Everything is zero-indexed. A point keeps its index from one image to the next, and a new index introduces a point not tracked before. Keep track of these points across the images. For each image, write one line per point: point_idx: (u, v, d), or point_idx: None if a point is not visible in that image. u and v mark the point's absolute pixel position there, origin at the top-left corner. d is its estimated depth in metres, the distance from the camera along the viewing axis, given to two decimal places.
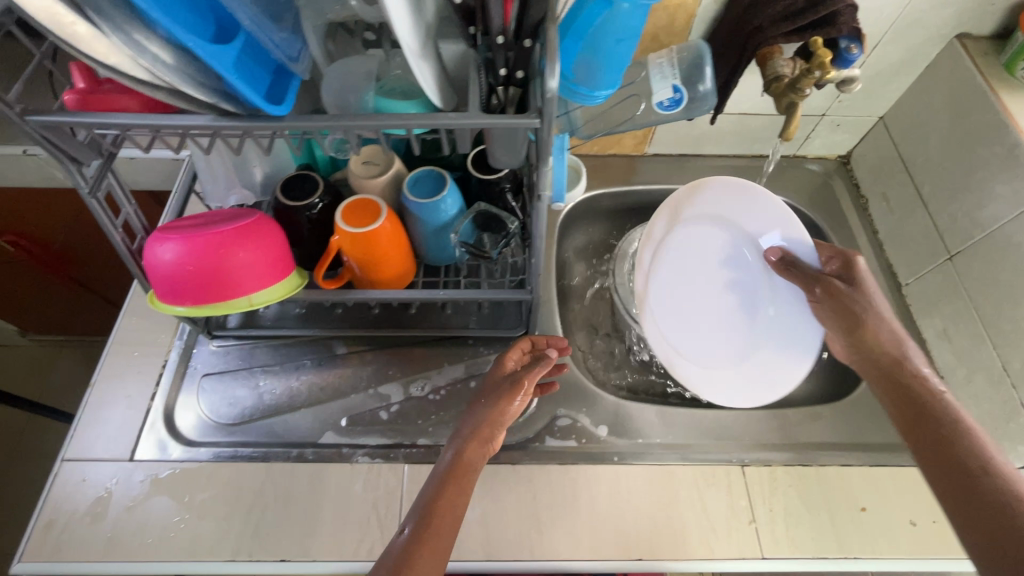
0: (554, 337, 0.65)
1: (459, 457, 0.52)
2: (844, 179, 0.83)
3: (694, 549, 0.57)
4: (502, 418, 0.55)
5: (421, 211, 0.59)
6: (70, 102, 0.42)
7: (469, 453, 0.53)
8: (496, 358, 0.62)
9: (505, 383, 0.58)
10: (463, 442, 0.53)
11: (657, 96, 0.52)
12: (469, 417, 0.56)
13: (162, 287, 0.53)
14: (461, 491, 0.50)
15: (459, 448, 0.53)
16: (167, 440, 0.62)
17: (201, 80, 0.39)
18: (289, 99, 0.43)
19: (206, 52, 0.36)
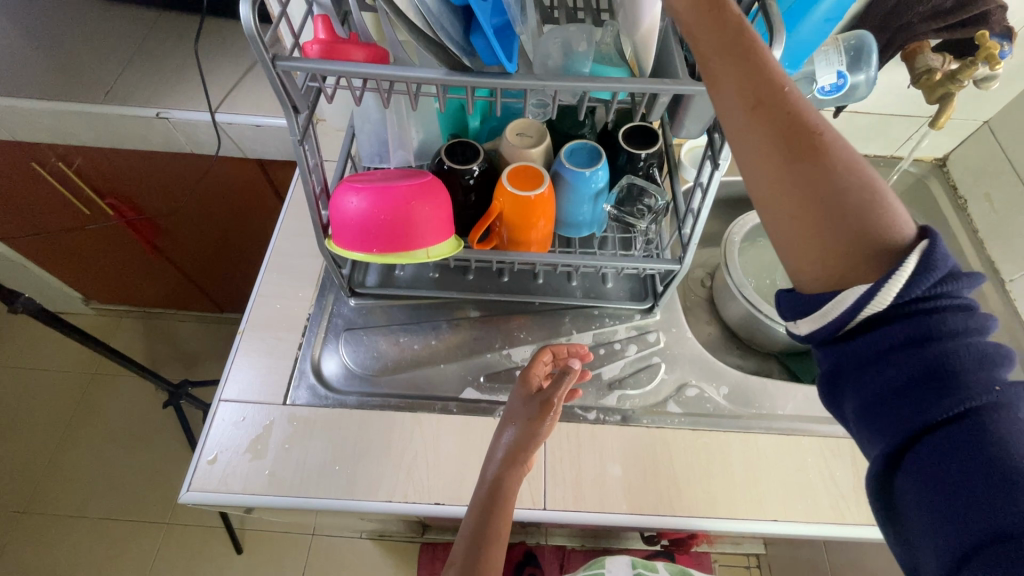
0: (573, 345, 0.66)
1: (498, 482, 0.54)
2: (940, 180, 0.88)
3: (828, 514, 0.59)
4: (535, 438, 0.57)
5: (576, 181, 0.63)
6: (313, 51, 0.46)
7: (509, 477, 0.55)
8: (521, 375, 0.62)
9: (531, 405, 0.59)
10: (501, 466, 0.56)
11: (822, 81, 0.56)
12: (499, 441, 0.58)
13: (344, 236, 0.57)
14: (505, 512, 0.53)
15: (500, 469, 0.55)
16: (316, 386, 0.65)
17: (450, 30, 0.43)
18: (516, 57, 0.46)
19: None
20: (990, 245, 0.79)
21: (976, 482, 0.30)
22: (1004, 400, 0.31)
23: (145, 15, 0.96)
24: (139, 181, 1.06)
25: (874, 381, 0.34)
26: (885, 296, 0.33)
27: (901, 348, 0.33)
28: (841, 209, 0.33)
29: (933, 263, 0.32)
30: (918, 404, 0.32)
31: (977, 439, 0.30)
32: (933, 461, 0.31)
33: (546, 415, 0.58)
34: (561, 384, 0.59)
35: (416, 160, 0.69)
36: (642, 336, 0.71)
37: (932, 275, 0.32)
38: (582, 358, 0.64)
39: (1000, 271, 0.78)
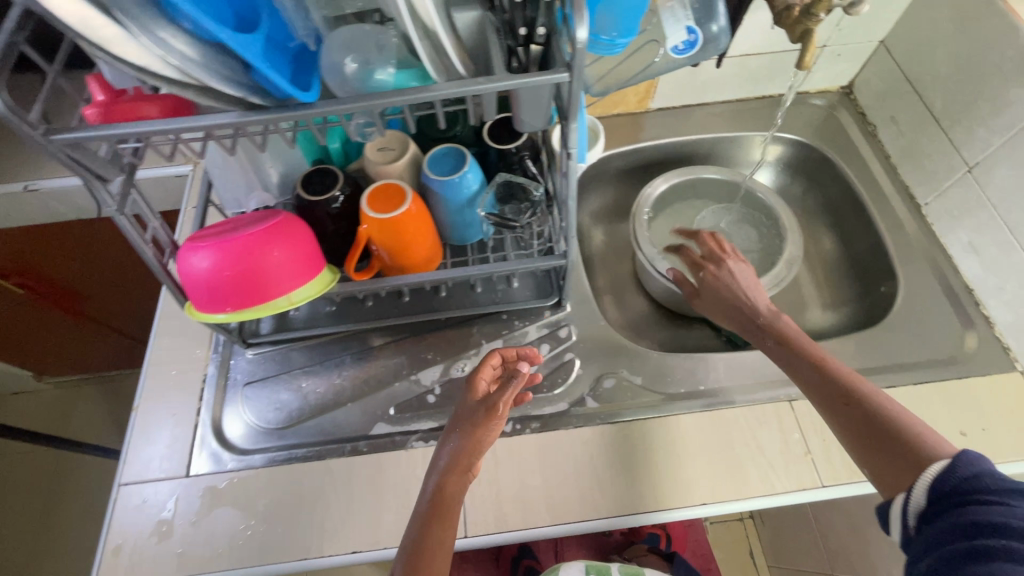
0: (525, 349, 0.62)
1: (440, 492, 0.51)
2: (849, 109, 0.84)
3: (756, 486, 0.57)
4: (480, 447, 0.53)
5: (444, 189, 0.59)
6: (93, 116, 0.42)
7: (450, 486, 0.51)
8: (466, 381, 0.58)
9: (478, 411, 0.55)
10: (443, 475, 0.52)
11: (672, 40, 0.51)
12: (442, 449, 0.54)
13: (195, 297, 0.52)
14: (446, 526, 0.49)
15: (442, 478, 0.52)
16: (220, 451, 0.62)
17: (228, 74, 0.38)
18: (315, 85, 0.41)
19: (235, 42, 0.35)
20: (902, 171, 0.76)
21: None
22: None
23: None
24: (38, 255, 1.01)
25: (934, 511, 0.41)
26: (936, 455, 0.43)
27: (928, 518, 0.41)
28: (872, 432, 0.48)
29: (949, 465, 0.42)
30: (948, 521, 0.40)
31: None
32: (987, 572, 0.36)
33: (493, 420, 0.54)
34: (510, 387, 0.56)
35: (281, 196, 0.64)
36: (555, 334, 0.68)
37: (971, 466, 0.41)
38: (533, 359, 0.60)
39: (916, 196, 0.75)
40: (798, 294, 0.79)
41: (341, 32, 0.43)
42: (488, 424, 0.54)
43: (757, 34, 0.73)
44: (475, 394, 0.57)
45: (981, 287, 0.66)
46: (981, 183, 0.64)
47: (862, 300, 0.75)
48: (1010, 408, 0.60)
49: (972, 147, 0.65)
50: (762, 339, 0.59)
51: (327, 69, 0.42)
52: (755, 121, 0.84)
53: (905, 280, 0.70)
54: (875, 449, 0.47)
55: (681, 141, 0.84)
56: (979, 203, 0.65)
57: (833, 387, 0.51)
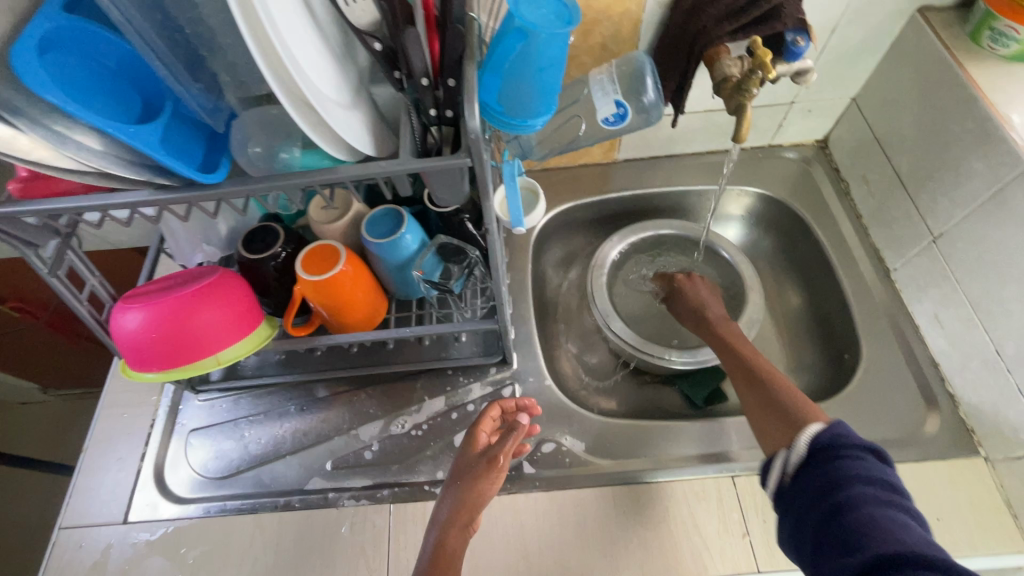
0: (522, 400, 0.63)
1: (440, 547, 0.51)
2: (824, 164, 0.81)
3: (688, 569, 0.55)
4: (480, 501, 0.54)
5: (381, 251, 0.58)
6: (14, 191, 0.43)
7: (451, 541, 0.51)
8: (466, 433, 0.60)
9: (477, 465, 0.56)
10: (442, 529, 0.53)
11: (602, 113, 0.50)
12: (441, 504, 0.54)
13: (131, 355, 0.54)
14: None
15: (440, 535, 0.52)
16: (158, 499, 0.63)
17: (130, 160, 0.40)
18: (223, 166, 0.43)
19: (130, 137, 0.36)
20: (873, 232, 0.74)
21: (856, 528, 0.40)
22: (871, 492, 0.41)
23: None
24: None
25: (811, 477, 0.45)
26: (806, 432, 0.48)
27: (803, 477, 0.45)
28: (775, 411, 0.53)
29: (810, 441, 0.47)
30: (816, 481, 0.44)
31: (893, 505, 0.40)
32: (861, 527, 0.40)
33: (490, 470, 0.55)
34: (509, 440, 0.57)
35: (229, 250, 0.66)
36: (498, 392, 0.67)
37: (832, 434, 0.46)
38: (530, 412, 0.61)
39: (886, 259, 0.72)
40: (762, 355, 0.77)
41: (255, 114, 0.45)
42: (488, 474, 0.55)
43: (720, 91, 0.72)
44: (475, 447, 0.59)
45: (947, 363, 0.63)
46: (945, 253, 0.62)
47: (827, 365, 0.72)
48: (969, 496, 0.56)
49: (936, 216, 0.62)
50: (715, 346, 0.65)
51: (238, 149, 0.44)
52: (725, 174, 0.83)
53: (868, 350, 0.67)
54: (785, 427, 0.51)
55: (647, 194, 0.83)
56: (944, 275, 0.62)
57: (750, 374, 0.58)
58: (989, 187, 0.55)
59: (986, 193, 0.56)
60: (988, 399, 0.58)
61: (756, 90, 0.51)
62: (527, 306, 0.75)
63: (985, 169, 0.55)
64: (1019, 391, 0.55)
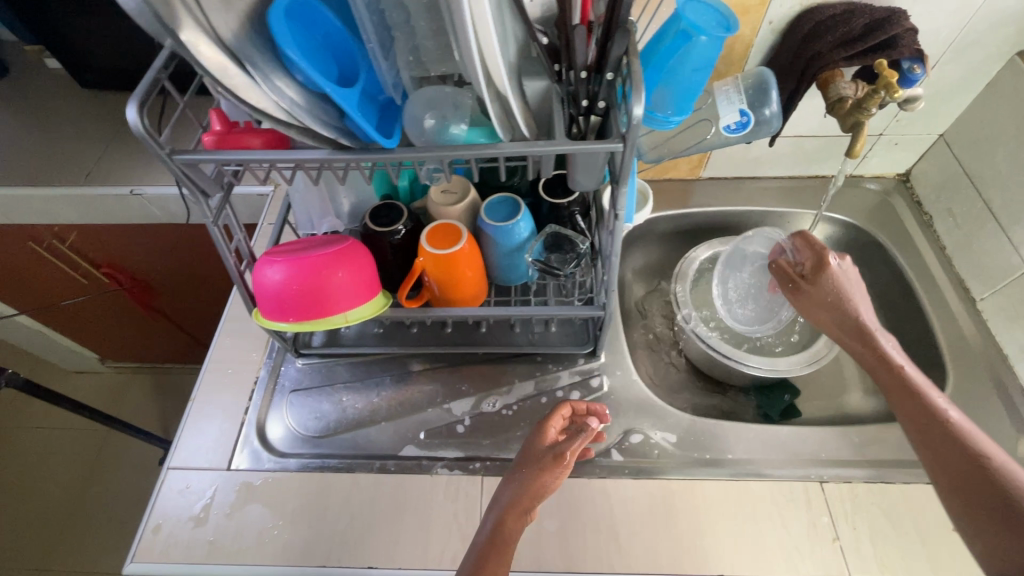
0: (596, 405, 0.63)
1: (498, 530, 0.51)
2: (905, 197, 0.84)
3: (778, 566, 0.56)
4: (543, 491, 0.53)
5: (497, 234, 0.63)
6: (208, 142, 0.49)
7: (509, 525, 0.52)
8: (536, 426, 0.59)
9: (545, 456, 0.56)
10: (501, 513, 0.52)
11: (725, 119, 0.54)
12: (504, 487, 0.54)
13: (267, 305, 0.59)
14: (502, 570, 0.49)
15: (499, 518, 0.52)
16: (260, 451, 0.66)
17: (325, 118, 0.44)
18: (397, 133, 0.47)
19: (338, 94, 0.41)
20: (957, 263, 0.76)
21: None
22: None
23: (124, 100, 1.04)
24: (129, 251, 1.12)
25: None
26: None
27: None
28: (977, 498, 0.45)
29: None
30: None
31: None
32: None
33: (557, 466, 0.55)
34: (580, 438, 0.56)
35: (349, 224, 0.71)
36: (586, 382, 0.70)
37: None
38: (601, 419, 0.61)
39: (972, 289, 0.74)
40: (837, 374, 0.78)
41: (425, 91, 0.49)
42: (553, 468, 0.54)
43: (814, 118, 0.76)
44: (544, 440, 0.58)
45: None
46: None
47: None
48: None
49: None
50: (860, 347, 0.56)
51: (409, 120, 0.48)
52: (807, 199, 0.86)
53: (955, 374, 0.68)
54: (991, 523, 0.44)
55: (730, 211, 0.86)
56: None
57: (941, 432, 0.48)
58: None
59: None
60: None
61: (876, 109, 0.56)
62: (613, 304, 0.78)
63: None
64: None
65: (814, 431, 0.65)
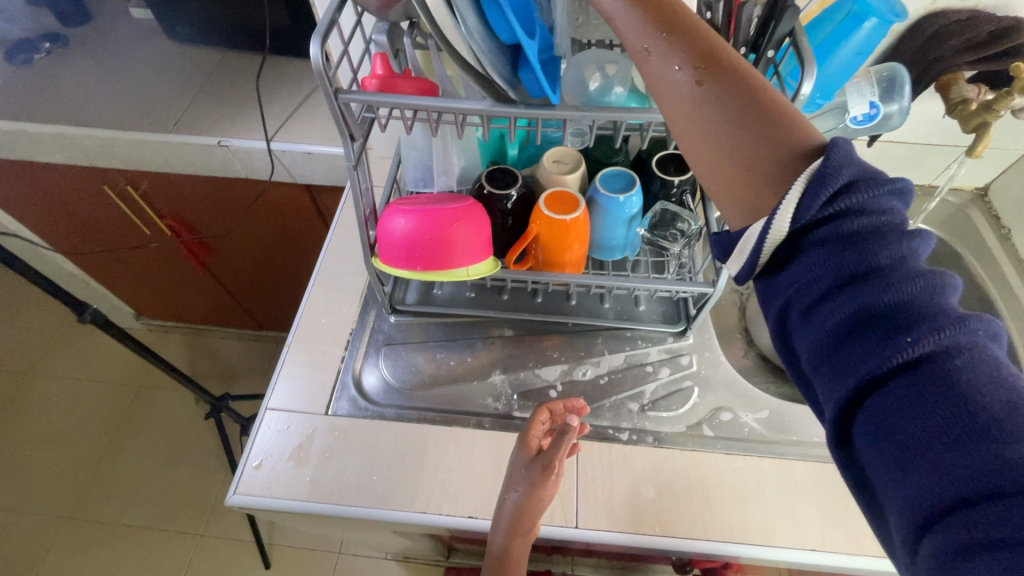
0: (570, 400, 0.63)
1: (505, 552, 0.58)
2: (982, 210, 0.86)
3: (869, 546, 0.58)
4: (537, 506, 0.57)
5: (609, 206, 0.65)
6: (371, 85, 0.51)
7: (514, 546, 0.57)
8: (519, 438, 0.61)
9: (533, 470, 0.58)
10: (507, 534, 0.57)
11: (854, 111, 0.57)
12: (503, 504, 0.57)
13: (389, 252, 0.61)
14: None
15: (506, 537, 0.57)
16: (357, 398, 0.68)
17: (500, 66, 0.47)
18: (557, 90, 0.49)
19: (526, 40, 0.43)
20: None
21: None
22: (920, 343, 0.27)
23: (210, 54, 1.05)
24: (197, 205, 1.13)
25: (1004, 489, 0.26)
26: (784, 224, 0.31)
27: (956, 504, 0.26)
28: None
29: (827, 178, 0.30)
30: (946, 430, 0.26)
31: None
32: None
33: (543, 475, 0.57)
34: (561, 444, 0.58)
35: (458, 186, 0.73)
36: (675, 359, 0.72)
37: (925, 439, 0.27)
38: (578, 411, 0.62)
39: None
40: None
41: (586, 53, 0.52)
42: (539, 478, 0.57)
43: (908, 124, 0.78)
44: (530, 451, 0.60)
45: None
46: None
47: None
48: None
49: None
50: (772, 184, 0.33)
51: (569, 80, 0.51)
52: None
53: None
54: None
55: None
56: None
57: None
58: None
59: None
60: None
61: (1006, 109, 0.58)
62: None
63: None
64: None
65: None
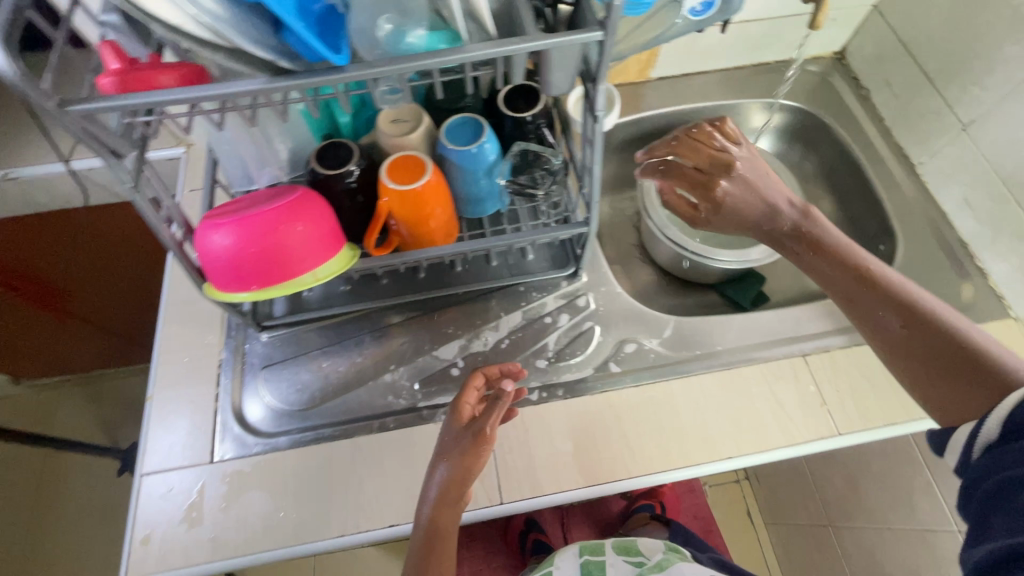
0: (506, 363, 0.59)
1: (432, 526, 0.52)
2: (842, 74, 0.85)
3: (778, 438, 0.60)
4: (469, 476, 0.53)
5: (462, 160, 0.58)
6: (110, 85, 0.40)
7: (442, 520, 0.52)
8: (451, 405, 0.57)
9: (465, 439, 0.54)
10: (434, 508, 0.52)
11: (690, 3, 0.53)
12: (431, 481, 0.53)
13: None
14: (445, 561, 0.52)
15: (434, 512, 0.52)
16: (244, 435, 0.61)
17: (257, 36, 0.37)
18: (346, 45, 0.40)
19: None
20: (895, 132, 0.79)
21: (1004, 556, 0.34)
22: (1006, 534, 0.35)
23: None
24: (16, 256, 0.95)
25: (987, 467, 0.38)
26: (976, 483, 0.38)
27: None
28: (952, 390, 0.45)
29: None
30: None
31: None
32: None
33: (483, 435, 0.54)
34: (495, 409, 0.55)
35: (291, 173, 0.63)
36: (573, 303, 0.69)
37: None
38: (516, 376, 0.58)
39: (910, 155, 0.78)
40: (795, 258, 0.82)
41: None
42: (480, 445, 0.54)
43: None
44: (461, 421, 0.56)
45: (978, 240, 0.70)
46: (976, 140, 0.68)
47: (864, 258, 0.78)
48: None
49: (968, 106, 0.68)
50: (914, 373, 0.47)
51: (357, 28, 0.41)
52: (752, 89, 0.86)
53: (904, 237, 0.73)
54: (962, 380, 0.43)
55: (682, 111, 0.85)
56: (974, 159, 0.68)
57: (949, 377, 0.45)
58: None
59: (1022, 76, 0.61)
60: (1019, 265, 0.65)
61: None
62: None
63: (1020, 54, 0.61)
64: None
65: (791, 311, 0.68)
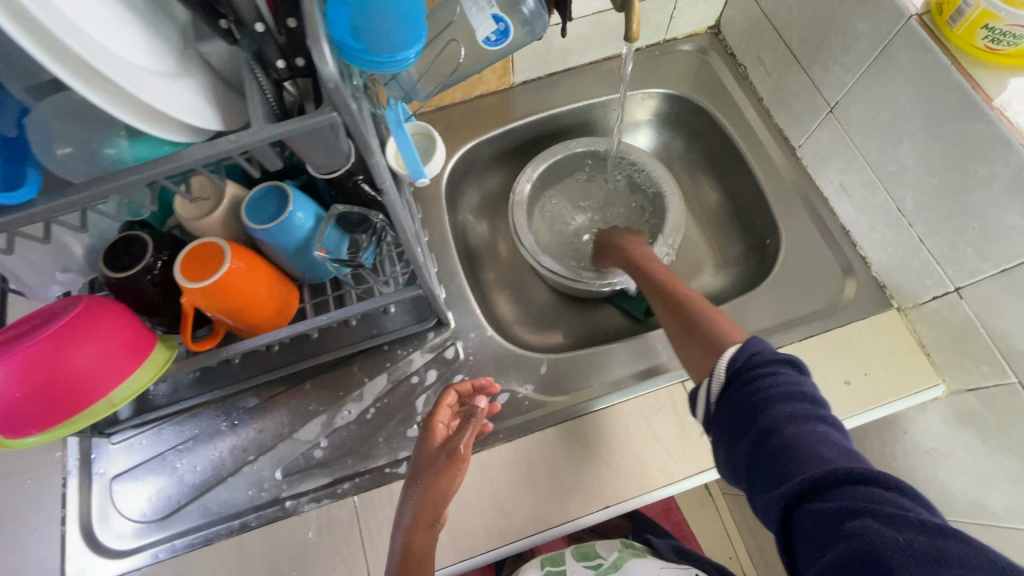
0: (479, 380, 0.59)
1: (408, 548, 0.48)
2: (719, 53, 0.79)
3: (656, 479, 0.57)
4: (445, 498, 0.50)
5: (271, 237, 0.52)
6: None
7: (418, 542, 0.48)
8: (423, 426, 0.56)
9: (437, 459, 0.52)
10: (408, 532, 0.49)
11: (482, 32, 0.49)
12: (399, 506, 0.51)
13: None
14: None
15: (406, 536, 0.49)
16: (94, 560, 0.56)
17: None
18: (30, 177, 0.34)
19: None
20: (774, 112, 0.74)
21: (779, 467, 0.39)
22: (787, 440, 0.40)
23: None
24: None
25: (724, 390, 0.46)
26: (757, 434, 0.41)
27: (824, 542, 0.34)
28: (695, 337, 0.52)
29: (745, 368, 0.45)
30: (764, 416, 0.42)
31: (818, 404, 0.42)
32: (826, 502, 0.36)
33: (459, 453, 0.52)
34: (466, 429, 0.53)
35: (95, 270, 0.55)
36: (441, 356, 0.65)
37: (750, 348, 0.46)
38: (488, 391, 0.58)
39: (790, 138, 0.72)
40: (685, 259, 0.78)
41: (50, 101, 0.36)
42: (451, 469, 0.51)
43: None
44: (433, 441, 0.55)
45: (858, 229, 0.65)
46: (843, 124, 0.62)
47: (752, 254, 0.74)
48: (891, 348, 0.61)
49: (831, 87, 0.62)
50: (687, 347, 0.52)
51: (41, 151, 0.34)
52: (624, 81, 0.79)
53: (785, 232, 0.69)
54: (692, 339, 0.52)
55: (551, 115, 0.78)
56: (845, 143, 0.63)
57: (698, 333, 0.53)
58: (877, 46, 0.55)
59: (875, 54, 0.56)
60: (896, 256, 0.61)
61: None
62: (453, 258, 0.71)
63: (871, 29, 0.55)
64: (921, 241, 0.58)
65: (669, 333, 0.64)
